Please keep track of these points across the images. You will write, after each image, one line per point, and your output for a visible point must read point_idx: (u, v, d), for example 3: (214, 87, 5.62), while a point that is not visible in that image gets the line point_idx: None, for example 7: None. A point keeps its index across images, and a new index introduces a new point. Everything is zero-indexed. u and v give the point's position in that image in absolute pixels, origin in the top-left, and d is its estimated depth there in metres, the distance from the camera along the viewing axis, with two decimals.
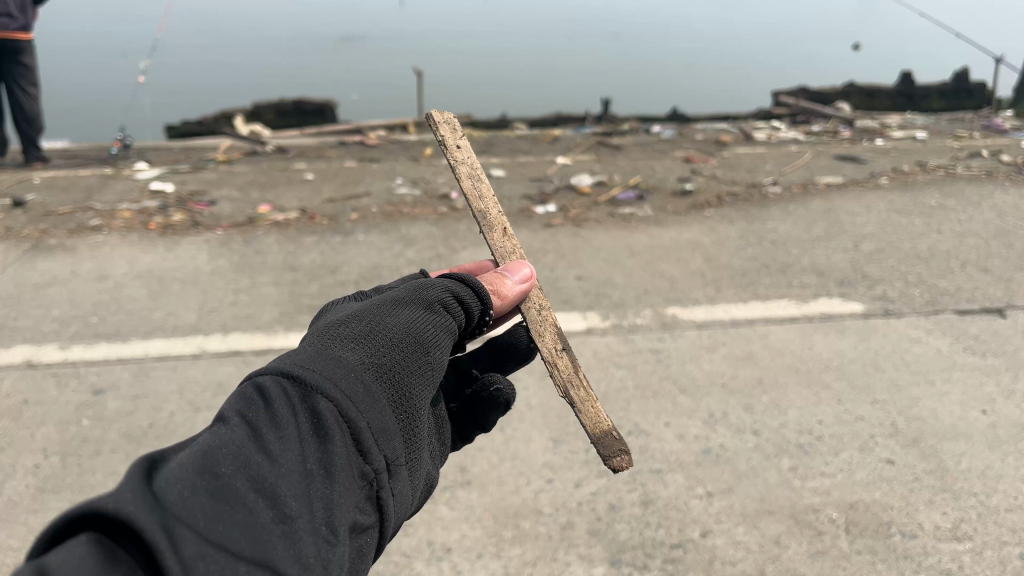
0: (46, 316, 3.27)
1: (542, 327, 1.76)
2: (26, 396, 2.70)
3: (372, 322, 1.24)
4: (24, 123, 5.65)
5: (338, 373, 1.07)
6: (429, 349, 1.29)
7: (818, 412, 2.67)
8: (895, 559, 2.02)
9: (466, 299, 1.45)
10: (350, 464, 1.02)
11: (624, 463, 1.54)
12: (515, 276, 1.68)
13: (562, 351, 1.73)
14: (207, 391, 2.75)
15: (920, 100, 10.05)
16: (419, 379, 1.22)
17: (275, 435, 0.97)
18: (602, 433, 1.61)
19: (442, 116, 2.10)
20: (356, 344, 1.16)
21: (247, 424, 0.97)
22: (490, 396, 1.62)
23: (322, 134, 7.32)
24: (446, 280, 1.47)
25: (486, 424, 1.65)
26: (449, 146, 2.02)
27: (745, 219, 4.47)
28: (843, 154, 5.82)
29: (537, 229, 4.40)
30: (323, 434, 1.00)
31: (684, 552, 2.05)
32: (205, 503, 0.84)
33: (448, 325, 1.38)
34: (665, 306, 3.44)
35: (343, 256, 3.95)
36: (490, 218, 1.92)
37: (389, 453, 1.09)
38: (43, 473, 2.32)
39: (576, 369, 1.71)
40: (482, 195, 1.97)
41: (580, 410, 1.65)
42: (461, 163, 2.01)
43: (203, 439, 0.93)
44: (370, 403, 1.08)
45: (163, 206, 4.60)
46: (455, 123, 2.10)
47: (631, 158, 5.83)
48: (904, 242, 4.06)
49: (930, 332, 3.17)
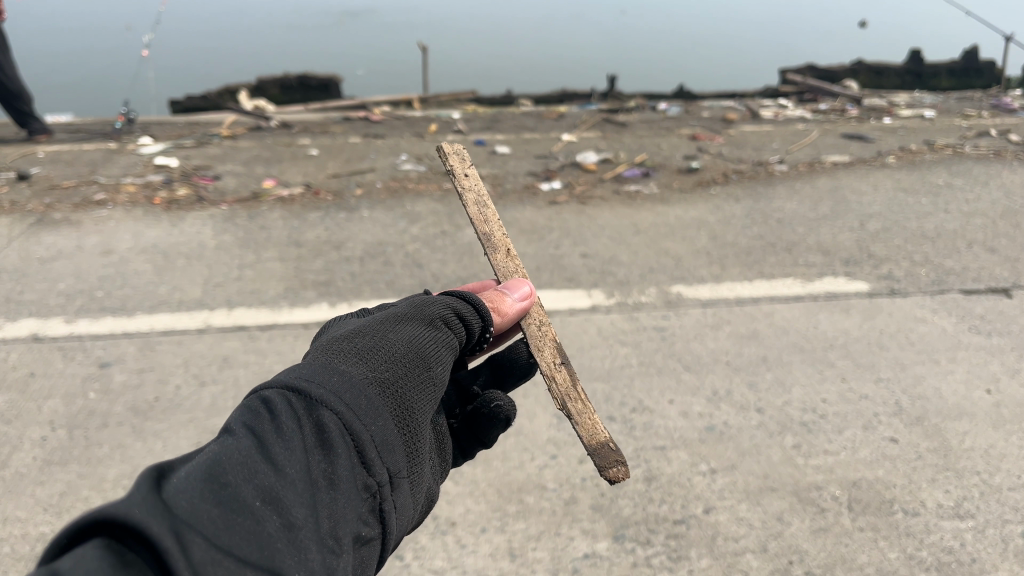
0: (51, 290, 3.28)
1: (541, 342, 1.75)
2: (32, 369, 2.72)
3: (376, 336, 1.23)
4: (17, 100, 5.62)
5: (342, 387, 1.06)
6: (433, 364, 1.27)
7: (822, 390, 2.67)
8: (897, 535, 2.03)
9: (469, 317, 1.42)
10: (354, 477, 1.01)
11: (621, 472, 1.53)
12: (516, 293, 1.66)
13: (561, 365, 1.72)
14: (212, 365, 2.76)
15: (928, 78, 9.97)
16: (423, 392, 1.22)
17: (281, 445, 0.96)
18: (598, 444, 1.59)
19: (452, 147, 2.07)
20: (359, 359, 1.15)
21: (252, 435, 0.96)
22: (491, 411, 1.48)
23: (326, 109, 7.29)
24: (446, 298, 1.44)
25: (488, 441, 1.48)
26: (456, 173, 2.00)
27: (751, 198, 4.45)
28: (850, 132, 5.79)
29: (542, 206, 4.39)
30: (328, 447, 0.99)
31: (687, 528, 2.06)
32: (213, 512, 0.84)
33: (450, 340, 1.35)
34: (670, 284, 3.43)
35: (347, 232, 3.95)
36: (495, 242, 1.89)
37: (392, 466, 1.08)
38: (50, 445, 2.34)
39: (574, 384, 1.70)
40: (488, 219, 1.94)
41: (577, 422, 1.64)
42: (469, 189, 1.98)
43: (209, 449, 0.92)
44: (374, 415, 1.08)
45: (168, 181, 4.59)
46: (464, 153, 2.08)
47: (637, 135, 5.79)
48: (911, 221, 4.04)
49: (935, 312, 3.16)
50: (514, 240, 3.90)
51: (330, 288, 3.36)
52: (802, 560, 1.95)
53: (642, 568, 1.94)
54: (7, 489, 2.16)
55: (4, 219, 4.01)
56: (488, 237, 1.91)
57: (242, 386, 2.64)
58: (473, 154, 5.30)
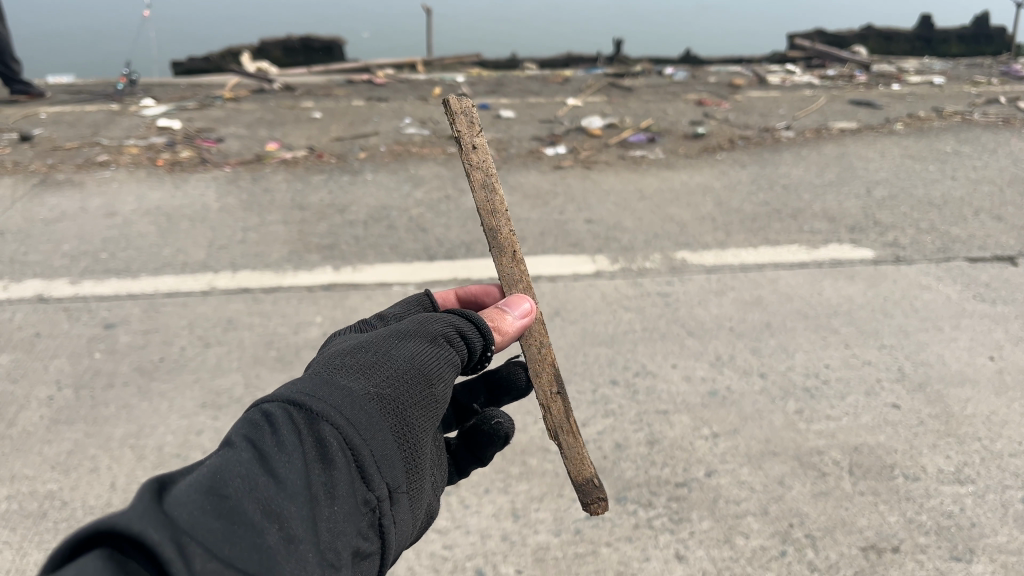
0: (55, 251, 3.28)
1: (539, 368, 1.67)
2: (38, 328, 2.73)
3: (381, 348, 1.20)
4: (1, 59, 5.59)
5: (344, 401, 1.04)
6: (440, 379, 1.23)
7: (824, 356, 2.68)
8: (898, 500, 2.05)
9: (471, 334, 1.34)
10: (353, 492, 1.00)
11: (600, 508, 1.65)
12: (516, 310, 1.51)
13: (558, 394, 1.67)
14: (217, 327, 2.77)
15: (938, 44, 9.85)
16: (427, 406, 1.18)
17: (281, 457, 0.95)
18: (584, 480, 1.66)
19: (459, 104, 1.72)
20: (362, 372, 1.13)
21: (253, 447, 0.95)
22: (490, 430, 1.47)
23: (329, 72, 7.22)
24: (449, 315, 1.36)
25: (483, 459, 1.48)
26: (464, 144, 1.71)
27: (757, 164, 4.43)
28: (858, 99, 5.73)
29: (546, 171, 4.36)
30: (328, 461, 0.98)
31: (688, 490, 2.08)
32: (213, 525, 0.84)
33: (454, 357, 1.28)
34: (674, 250, 3.43)
35: (351, 196, 3.94)
36: (500, 240, 1.71)
37: (392, 482, 1.06)
38: (56, 404, 2.35)
39: (568, 414, 1.67)
40: (495, 210, 1.72)
41: (566, 455, 1.66)
42: (477, 166, 1.71)
43: (210, 460, 0.91)
44: (375, 430, 1.06)
45: (170, 143, 4.57)
46: (473, 111, 1.75)
47: (643, 100, 5.75)
48: (917, 188, 4.02)
49: (940, 280, 3.15)
50: (519, 205, 3.89)
51: (334, 251, 3.36)
52: (801, 523, 1.97)
53: (643, 529, 1.96)
54: (14, 447, 2.18)
55: (8, 180, 4.00)
56: (494, 232, 1.72)
57: (246, 348, 2.65)
58: (477, 118, 5.26)
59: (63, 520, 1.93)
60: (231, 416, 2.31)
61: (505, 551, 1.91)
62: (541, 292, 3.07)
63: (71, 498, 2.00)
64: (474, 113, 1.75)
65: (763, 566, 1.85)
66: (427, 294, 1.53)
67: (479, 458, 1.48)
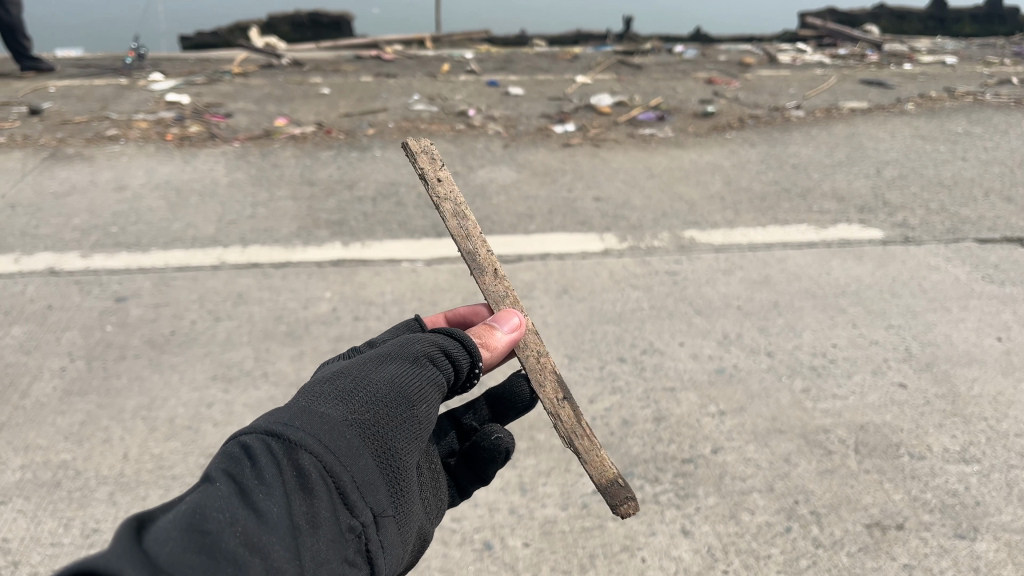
0: (66, 224, 3.29)
1: (541, 376, 1.66)
2: (50, 301, 2.75)
3: (357, 374, 1.19)
4: (9, 34, 5.58)
5: (322, 428, 1.02)
6: (419, 402, 1.21)
7: (832, 335, 2.68)
8: (902, 478, 2.06)
9: (454, 354, 1.34)
10: (337, 519, 0.98)
11: (633, 508, 1.53)
12: (504, 326, 1.55)
13: (564, 401, 1.64)
14: (227, 301, 2.79)
15: (951, 23, 9.73)
16: (409, 429, 1.17)
17: (260, 488, 0.93)
18: (607, 481, 1.57)
19: (420, 145, 1.83)
20: (338, 400, 1.11)
21: (233, 480, 0.92)
22: (490, 447, 1.43)
23: (337, 48, 7.18)
24: (432, 334, 1.36)
25: (485, 478, 1.46)
26: (431, 180, 1.80)
27: (767, 143, 4.41)
28: (869, 78, 5.69)
29: (554, 148, 4.35)
30: (309, 489, 0.96)
31: (695, 467, 2.09)
32: (196, 560, 0.81)
33: (434, 378, 1.27)
34: (683, 228, 3.43)
35: (359, 172, 3.94)
36: (479, 260, 1.75)
37: (375, 506, 1.04)
38: (69, 376, 2.38)
39: (578, 420, 1.63)
40: (470, 234, 1.78)
41: (583, 458, 1.59)
42: (445, 198, 1.79)
43: (188, 497, 0.88)
44: (355, 456, 1.04)
45: (179, 118, 4.57)
46: (435, 149, 1.85)
47: (652, 78, 5.72)
48: (928, 169, 4.01)
49: (949, 261, 3.15)
50: (527, 183, 3.88)
51: (343, 227, 3.36)
52: (807, 500, 1.99)
53: (650, 504, 1.98)
54: (28, 417, 2.20)
55: (19, 153, 4.02)
56: (471, 254, 1.77)
57: (256, 322, 2.67)
58: (486, 95, 5.23)
59: (77, 489, 1.95)
60: (241, 390, 2.33)
61: (513, 524, 1.93)
62: (549, 270, 3.08)
63: (84, 467, 2.02)
64: (436, 152, 1.85)
65: (768, 542, 1.87)
66: (416, 320, 1.54)
67: (479, 476, 1.47)
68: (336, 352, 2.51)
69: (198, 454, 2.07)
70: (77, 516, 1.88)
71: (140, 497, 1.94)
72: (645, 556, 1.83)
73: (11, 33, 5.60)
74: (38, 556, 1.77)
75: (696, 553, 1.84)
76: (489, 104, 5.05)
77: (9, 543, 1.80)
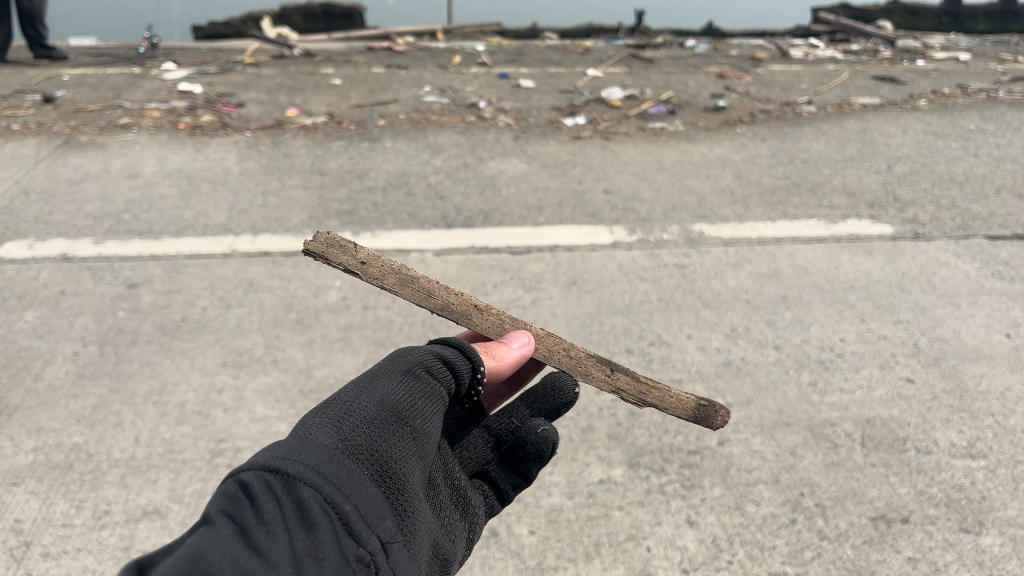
0: (79, 211, 3.31)
1: (580, 365, 1.74)
2: (63, 287, 2.77)
3: (349, 397, 1.16)
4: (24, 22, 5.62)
5: (320, 459, 1.00)
6: (415, 419, 1.18)
7: (840, 329, 2.69)
8: (908, 472, 2.07)
9: (454, 363, 1.32)
10: (342, 550, 0.95)
11: (723, 411, 1.81)
12: (514, 342, 1.57)
13: (613, 373, 1.76)
14: (238, 289, 2.81)
15: (965, 20, 9.66)
16: (408, 446, 1.14)
17: (262, 528, 0.90)
18: (693, 410, 1.81)
19: (328, 240, 1.61)
20: (332, 426, 1.09)
21: (232, 521, 0.90)
22: (537, 441, 1.42)
23: (349, 40, 7.18)
24: (428, 346, 1.35)
25: (528, 476, 1.43)
26: (358, 264, 1.64)
27: (778, 138, 4.40)
28: (881, 74, 5.67)
29: (565, 141, 4.36)
30: (310, 523, 0.93)
31: (701, 458, 2.10)
32: None
33: (432, 391, 1.25)
34: (692, 222, 3.43)
35: (370, 162, 3.95)
36: (454, 308, 1.70)
37: (382, 532, 1.02)
38: (82, 360, 2.40)
39: (634, 380, 1.78)
40: (430, 290, 1.70)
41: (666, 407, 1.78)
42: (384, 276, 1.66)
43: (188, 541, 0.85)
44: (355, 484, 1.01)
45: (191, 107, 4.60)
46: (336, 235, 1.63)
47: (664, 72, 5.70)
48: (939, 165, 3.99)
49: (960, 257, 3.14)
50: (536, 175, 3.89)
51: (353, 217, 3.37)
52: (812, 492, 1.99)
53: (656, 494, 1.99)
54: (41, 400, 2.23)
55: (32, 140, 4.04)
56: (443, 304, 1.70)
57: (266, 309, 2.69)
58: (497, 88, 5.24)
59: (89, 471, 1.98)
60: (251, 375, 2.35)
61: (519, 512, 1.94)
62: (558, 262, 3.08)
63: (96, 451, 2.05)
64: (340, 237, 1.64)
65: (773, 533, 1.87)
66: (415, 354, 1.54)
67: (523, 476, 1.44)
68: (346, 340, 2.53)
69: (207, 439, 2.10)
70: (89, 498, 1.90)
71: (150, 480, 1.96)
72: (650, 545, 1.85)
73: (27, 20, 5.62)
74: (50, 536, 1.79)
75: (700, 543, 1.85)
76: (500, 96, 5.05)
77: (21, 524, 1.82)
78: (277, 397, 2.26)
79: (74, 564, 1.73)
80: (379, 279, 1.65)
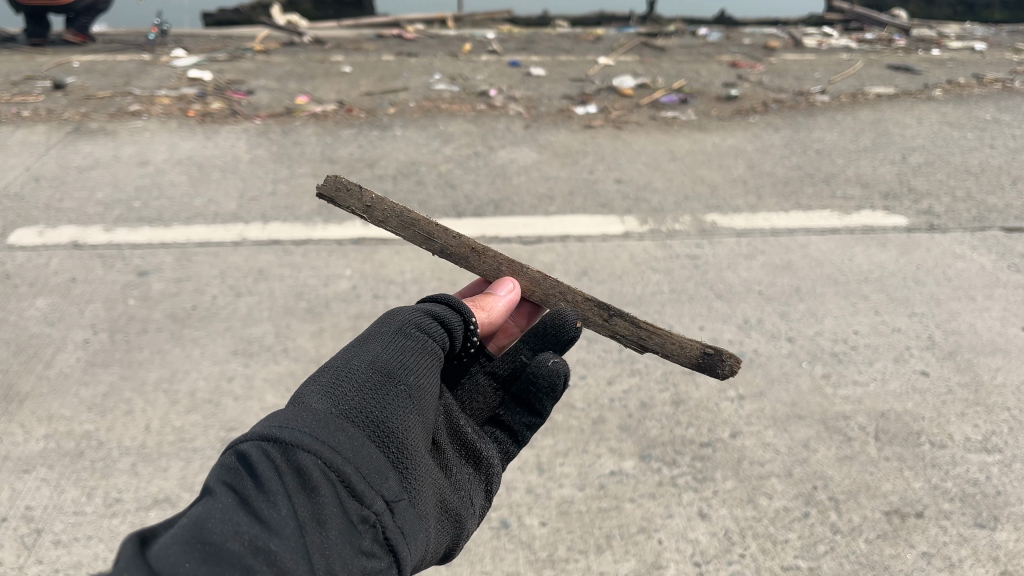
0: (89, 198, 3.31)
1: (581, 308, 1.77)
2: (73, 275, 2.77)
3: (340, 364, 1.15)
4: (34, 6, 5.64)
5: (314, 425, 0.98)
6: (408, 380, 1.18)
7: (854, 322, 2.66)
8: (923, 466, 2.05)
9: (444, 319, 1.33)
10: (346, 511, 0.95)
11: (734, 359, 1.69)
12: (502, 292, 1.61)
13: (613, 317, 1.76)
14: (248, 277, 2.80)
15: (981, 10, 9.51)
16: (404, 405, 1.13)
17: (262, 496, 0.89)
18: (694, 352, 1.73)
19: (336, 183, 1.76)
20: (325, 392, 1.07)
21: (233, 492, 0.89)
22: (547, 374, 1.42)
23: (359, 27, 7.14)
24: (420, 304, 1.36)
25: (542, 412, 1.42)
26: (363, 213, 1.78)
27: (791, 127, 4.37)
28: (896, 63, 5.62)
29: (575, 129, 4.33)
30: (312, 488, 0.92)
31: (712, 450, 2.09)
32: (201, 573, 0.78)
33: (427, 347, 1.26)
34: (705, 212, 3.40)
35: (379, 151, 3.93)
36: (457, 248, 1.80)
37: (386, 492, 1.01)
38: (92, 347, 2.40)
39: (632, 322, 1.76)
40: (432, 235, 1.80)
41: (663, 347, 1.75)
42: (387, 218, 1.79)
43: (189, 513, 0.85)
44: (354, 447, 1.00)
45: (202, 94, 4.59)
46: (344, 178, 1.77)
47: (676, 60, 5.66)
48: (955, 156, 3.95)
49: (975, 249, 3.11)
50: (548, 164, 3.87)
51: None
52: (825, 486, 1.98)
53: (668, 487, 1.97)
54: (52, 388, 2.22)
55: (43, 127, 4.04)
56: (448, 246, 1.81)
57: (277, 299, 2.68)
58: (508, 76, 5.21)
59: (100, 459, 1.98)
60: (261, 364, 2.35)
61: (530, 503, 1.93)
62: (569, 252, 3.07)
63: (107, 438, 2.04)
64: (348, 179, 1.77)
65: (786, 527, 1.86)
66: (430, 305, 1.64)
67: (536, 412, 1.43)
68: (358, 329, 2.53)
69: (218, 427, 2.09)
70: (100, 485, 1.90)
71: (161, 468, 1.96)
72: (662, 538, 1.83)
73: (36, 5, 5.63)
74: (61, 524, 1.79)
75: (712, 537, 1.83)
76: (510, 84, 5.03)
77: (33, 511, 1.82)
78: (287, 385, 2.25)
79: (85, 551, 1.73)
80: (381, 221, 1.79)
